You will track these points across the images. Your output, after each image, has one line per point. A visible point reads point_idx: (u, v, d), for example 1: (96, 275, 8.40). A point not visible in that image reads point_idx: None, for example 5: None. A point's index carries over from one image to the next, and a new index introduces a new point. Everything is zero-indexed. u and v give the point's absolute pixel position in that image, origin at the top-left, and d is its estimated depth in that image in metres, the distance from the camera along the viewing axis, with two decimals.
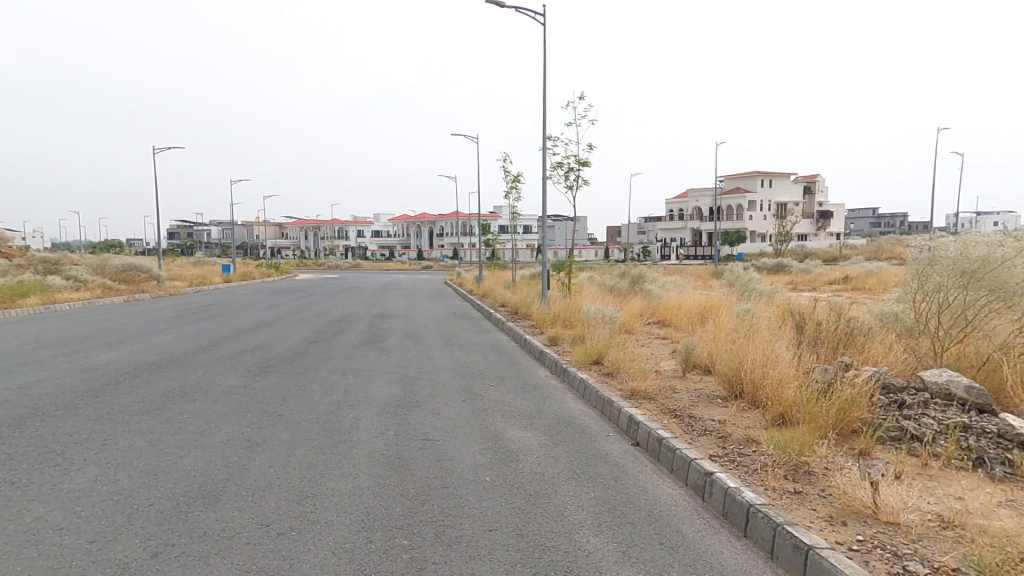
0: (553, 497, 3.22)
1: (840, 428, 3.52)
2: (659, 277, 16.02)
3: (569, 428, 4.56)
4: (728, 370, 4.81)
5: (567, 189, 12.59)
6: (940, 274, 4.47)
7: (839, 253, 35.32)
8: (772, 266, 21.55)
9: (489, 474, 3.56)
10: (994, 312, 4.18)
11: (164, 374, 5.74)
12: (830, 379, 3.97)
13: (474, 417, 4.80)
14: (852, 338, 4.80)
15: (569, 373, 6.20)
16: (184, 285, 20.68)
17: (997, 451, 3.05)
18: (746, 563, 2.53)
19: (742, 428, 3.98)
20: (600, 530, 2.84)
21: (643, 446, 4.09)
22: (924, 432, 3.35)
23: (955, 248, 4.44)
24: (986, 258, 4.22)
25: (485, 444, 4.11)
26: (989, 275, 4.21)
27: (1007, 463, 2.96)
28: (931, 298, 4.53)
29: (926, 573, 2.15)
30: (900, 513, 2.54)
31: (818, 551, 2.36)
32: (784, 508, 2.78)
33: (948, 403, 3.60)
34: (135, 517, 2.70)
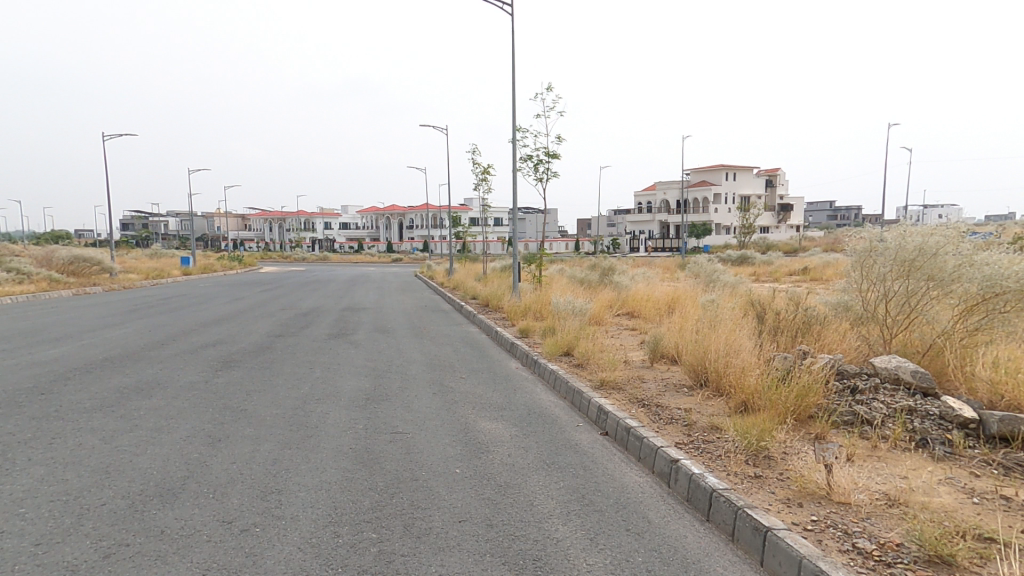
0: (523, 488, 3.26)
1: (797, 413, 3.65)
2: (628, 269, 16.27)
3: (539, 419, 4.60)
4: (693, 359, 4.94)
5: (537, 181, 12.64)
6: (884, 265, 4.69)
7: (800, 244, 36.45)
8: (738, 258, 22.10)
9: (459, 465, 3.57)
10: (934, 299, 4.40)
11: (118, 370, 5.54)
12: (788, 366, 4.12)
13: (445, 409, 4.80)
14: (808, 327, 4.98)
15: (540, 364, 6.25)
16: (139, 278, 19.90)
17: (939, 431, 3.22)
18: (708, 545, 2.62)
19: (707, 415, 4.09)
20: (569, 519, 2.88)
21: (612, 436, 4.16)
22: (874, 416, 3.51)
23: (896, 239, 4.67)
24: (924, 248, 4.46)
25: (455, 436, 4.12)
26: (927, 263, 4.44)
27: (947, 443, 3.12)
28: (876, 288, 4.74)
29: (873, 549, 2.26)
30: (851, 493, 2.67)
31: (775, 532, 2.45)
32: (745, 492, 2.87)
33: (896, 387, 3.77)
34: (86, 517, 2.62)
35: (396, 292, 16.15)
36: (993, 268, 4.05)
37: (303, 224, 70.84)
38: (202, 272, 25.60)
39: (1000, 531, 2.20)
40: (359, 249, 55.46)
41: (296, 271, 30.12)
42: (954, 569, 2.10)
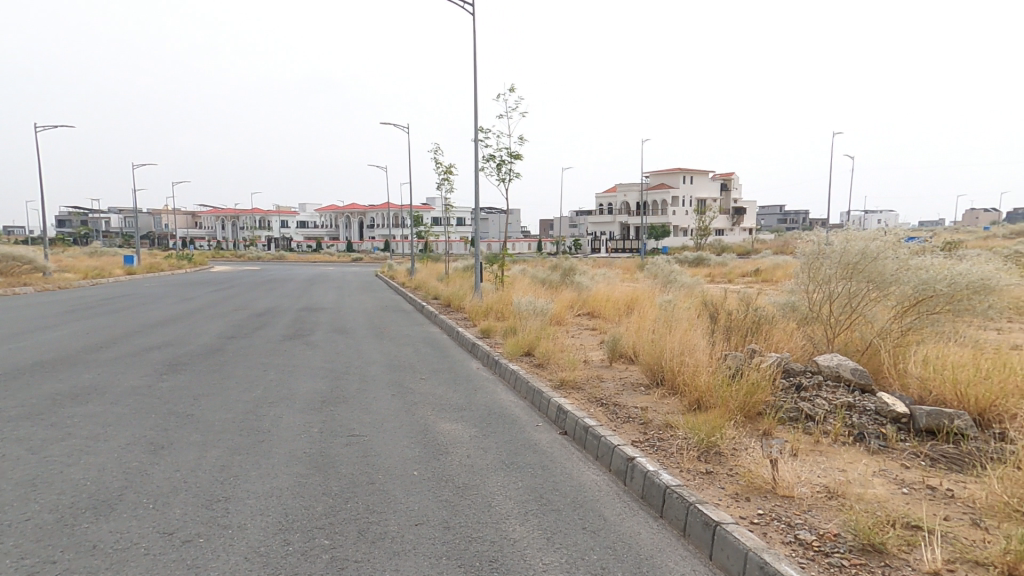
0: (481, 488, 3.26)
1: (747, 411, 3.78)
2: (590, 269, 16.53)
3: (498, 419, 4.61)
4: (650, 358, 5.04)
5: (500, 181, 12.59)
6: (828, 267, 4.90)
7: (753, 245, 37.94)
8: (695, 260, 22.79)
9: (418, 467, 3.54)
10: (873, 300, 4.64)
11: (52, 375, 5.22)
12: (739, 365, 4.26)
13: (403, 410, 4.74)
14: (758, 326, 5.16)
15: (500, 364, 6.26)
16: (78, 277, 18.83)
17: (874, 426, 3.40)
18: (660, 541, 2.68)
19: (662, 413, 4.19)
20: (526, 519, 2.90)
21: (570, 435, 4.21)
22: (817, 411, 3.67)
23: (839, 242, 4.90)
24: (865, 252, 4.69)
25: (414, 438, 4.08)
26: (867, 266, 4.67)
27: (881, 437, 3.30)
28: (821, 289, 4.95)
29: (813, 540, 2.36)
30: (794, 487, 2.78)
31: (724, 526, 2.52)
32: (697, 488, 2.95)
33: (837, 384, 3.95)
34: (12, 534, 2.46)
35: (356, 291, 15.90)
36: (928, 273, 4.30)
37: (260, 221, 68.68)
38: (147, 271, 24.57)
39: (925, 518, 2.34)
40: (319, 247, 54.16)
41: (248, 270, 29.71)
42: (884, 557, 2.22)
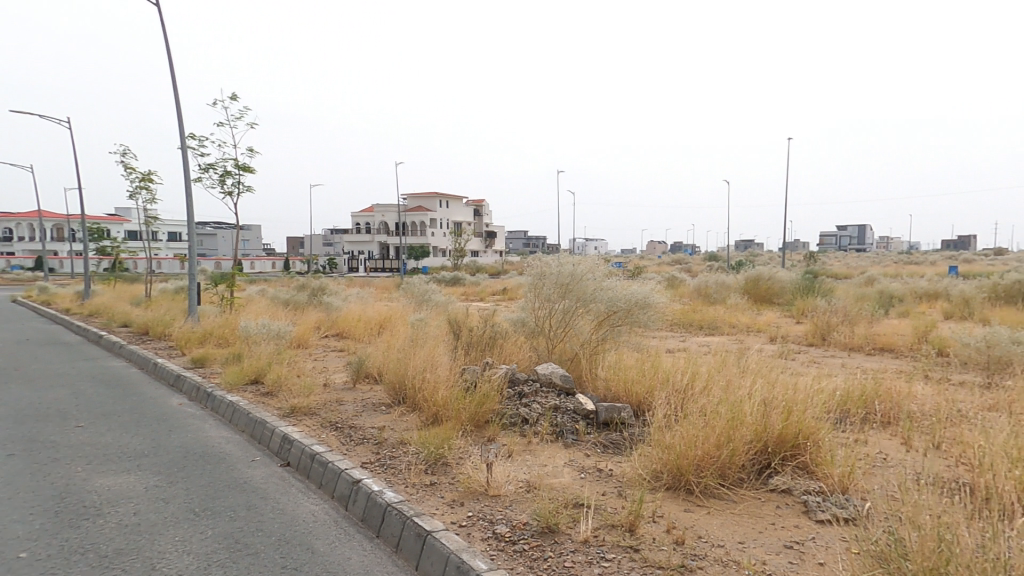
0: (153, 548, 2.68)
1: (476, 420, 3.97)
2: (338, 288, 15.85)
3: (207, 461, 3.94)
4: (394, 377, 4.96)
5: (226, 195, 11.05)
6: (547, 288, 5.55)
7: (502, 266, 41.81)
8: (449, 280, 23.83)
9: (66, 539, 2.76)
10: (580, 315, 5.40)
11: None
12: (473, 379, 4.46)
13: (27, 473, 3.66)
14: (493, 341, 5.53)
15: (217, 397, 5.41)
16: None
17: (571, 423, 3.89)
18: (369, 562, 2.56)
19: (399, 431, 4.11)
20: (212, 572, 2.47)
21: (292, 466, 3.81)
22: (532, 415, 4.04)
23: (556, 266, 5.62)
24: (574, 275, 5.49)
25: (56, 504, 3.17)
26: (576, 287, 5.45)
27: (575, 431, 3.79)
28: (543, 307, 5.56)
29: (507, 532, 2.52)
30: (502, 486, 2.96)
31: (434, 534, 2.53)
32: (417, 501, 2.92)
33: (550, 389, 4.44)
34: None
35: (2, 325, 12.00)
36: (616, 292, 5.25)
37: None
38: None
39: (587, 497, 2.71)
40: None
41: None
42: (556, 534, 2.49)
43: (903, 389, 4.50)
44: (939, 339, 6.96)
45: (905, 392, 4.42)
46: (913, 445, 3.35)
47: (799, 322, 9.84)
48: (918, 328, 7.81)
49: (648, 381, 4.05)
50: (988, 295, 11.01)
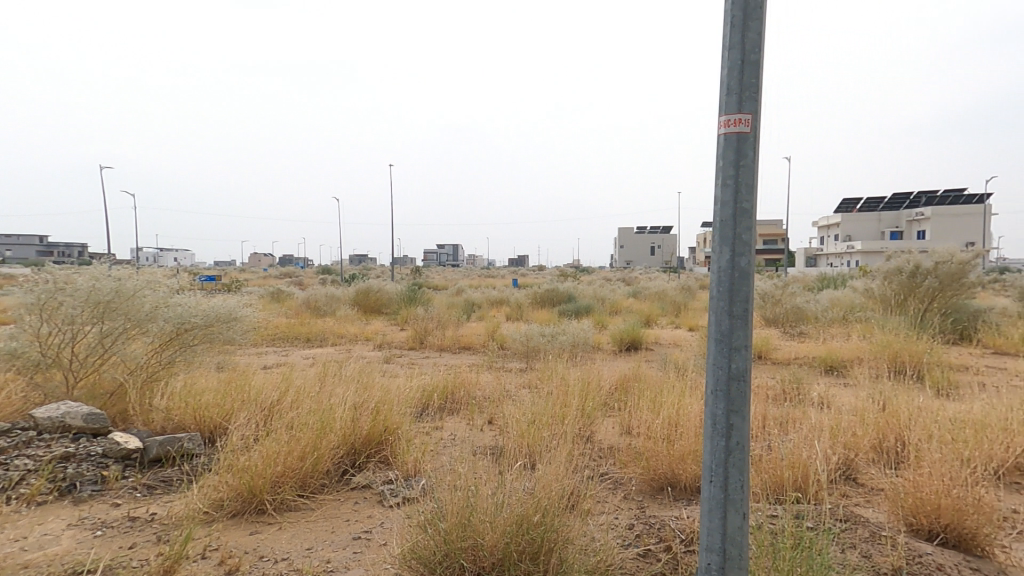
0: None
1: None
2: None
3: None
4: None
5: None
6: (70, 304, 4.12)
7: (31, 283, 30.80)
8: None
9: None
10: (129, 337, 4.34)
11: None
12: None
13: None
14: None
15: None
16: None
17: (93, 471, 3.17)
18: None
19: None
20: None
21: None
22: (10, 475, 2.99)
23: (87, 276, 4.23)
24: (119, 289, 4.30)
25: None
26: (123, 304, 4.30)
27: (97, 480, 3.10)
28: (61, 332, 4.10)
29: None
30: None
31: None
32: None
33: (62, 435, 3.47)
34: None
35: None
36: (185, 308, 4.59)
37: None
38: None
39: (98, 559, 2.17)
40: None
41: None
42: None
43: (473, 378, 5.63)
44: (500, 336, 9.05)
45: (474, 382, 5.51)
46: (476, 422, 4.24)
47: (403, 328, 11.09)
48: (491, 326, 9.92)
49: (229, 402, 3.82)
50: (532, 301, 14.85)
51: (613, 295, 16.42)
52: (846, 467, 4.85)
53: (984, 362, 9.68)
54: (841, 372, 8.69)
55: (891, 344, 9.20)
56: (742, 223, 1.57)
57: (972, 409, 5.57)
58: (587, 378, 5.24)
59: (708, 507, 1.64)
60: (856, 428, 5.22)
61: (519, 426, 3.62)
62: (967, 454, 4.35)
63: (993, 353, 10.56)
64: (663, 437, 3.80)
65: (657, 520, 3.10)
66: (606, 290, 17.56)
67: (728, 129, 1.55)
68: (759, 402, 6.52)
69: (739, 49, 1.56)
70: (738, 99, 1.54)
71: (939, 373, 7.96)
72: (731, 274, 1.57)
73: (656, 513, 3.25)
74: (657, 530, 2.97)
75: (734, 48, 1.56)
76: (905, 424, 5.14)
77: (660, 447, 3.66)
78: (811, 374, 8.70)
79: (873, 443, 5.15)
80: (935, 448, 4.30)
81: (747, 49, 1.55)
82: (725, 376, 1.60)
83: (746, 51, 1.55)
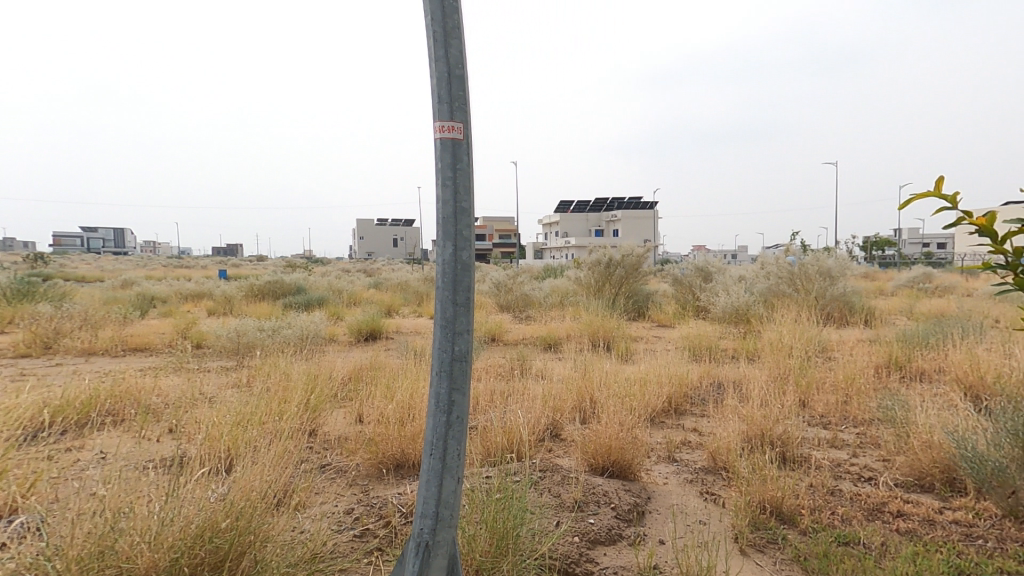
0: None
1: None
2: None
3: None
4: None
5: None
6: None
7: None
8: None
9: None
10: None
11: None
12: None
13: None
14: None
15: None
16: None
17: None
18: None
19: None
20: None
21: None
22: None
23: None
24: None
25: None
26: None
27: None
28: None
29: None
30: None
31: None
32: None
33: None
34: None
35: None
36: None
37: None
38: None
39: None
40: None
41: None
42: None
43: (147, 385, 4.94)
44: (196, 335, 8.40)
45: (148, 389, 4.88)
46: (155, 432, 3.72)
47: (11, 332, 9.52)
48: (174, 326, 9.31)
49: None
50: (242, 293, 13.77)
51: (353, 286, 16.27)
52: (552, 427, 5.88)
53: (652, 333, 12.69)
54: (557, 347, 10.34)
55: (592, 323, 11.34)
56: (461, 220, 1.65)
57: (640, 372, 7.30)
58: (317, 372, 5.13)
59: (427, 476, 1.66)
60: (562, 396, 6.37)
61: (217, 427, 3.38)
62: (630, 408, 5.75)
63: (658, 326, 13.90)
64: (394, 425, 3.99)
65: (381, 499, 3.27)
66: (345, 282, 17.28)
67: (443, 133, 1.60)
68: (491, 379, 7.32)
69: (445, 63, 1.64)
70: (451, 105, 1.62)
71: (623, 343, 10.14)
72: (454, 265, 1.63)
73: (380, 492, 3.44)
74: (377, 509, 3.12)
75: (440, 61, 1.62)
76: (595, 388, 6.45)
77: (392, 430, 3.90)
78: (532, 351, 10.12)
79: (574, 406, 6.31)
80: (611, 404, 5.63)
81: (451, 64, 1.63)
82: (449, 359, 1.64)
83: (452, 63, 1.62)
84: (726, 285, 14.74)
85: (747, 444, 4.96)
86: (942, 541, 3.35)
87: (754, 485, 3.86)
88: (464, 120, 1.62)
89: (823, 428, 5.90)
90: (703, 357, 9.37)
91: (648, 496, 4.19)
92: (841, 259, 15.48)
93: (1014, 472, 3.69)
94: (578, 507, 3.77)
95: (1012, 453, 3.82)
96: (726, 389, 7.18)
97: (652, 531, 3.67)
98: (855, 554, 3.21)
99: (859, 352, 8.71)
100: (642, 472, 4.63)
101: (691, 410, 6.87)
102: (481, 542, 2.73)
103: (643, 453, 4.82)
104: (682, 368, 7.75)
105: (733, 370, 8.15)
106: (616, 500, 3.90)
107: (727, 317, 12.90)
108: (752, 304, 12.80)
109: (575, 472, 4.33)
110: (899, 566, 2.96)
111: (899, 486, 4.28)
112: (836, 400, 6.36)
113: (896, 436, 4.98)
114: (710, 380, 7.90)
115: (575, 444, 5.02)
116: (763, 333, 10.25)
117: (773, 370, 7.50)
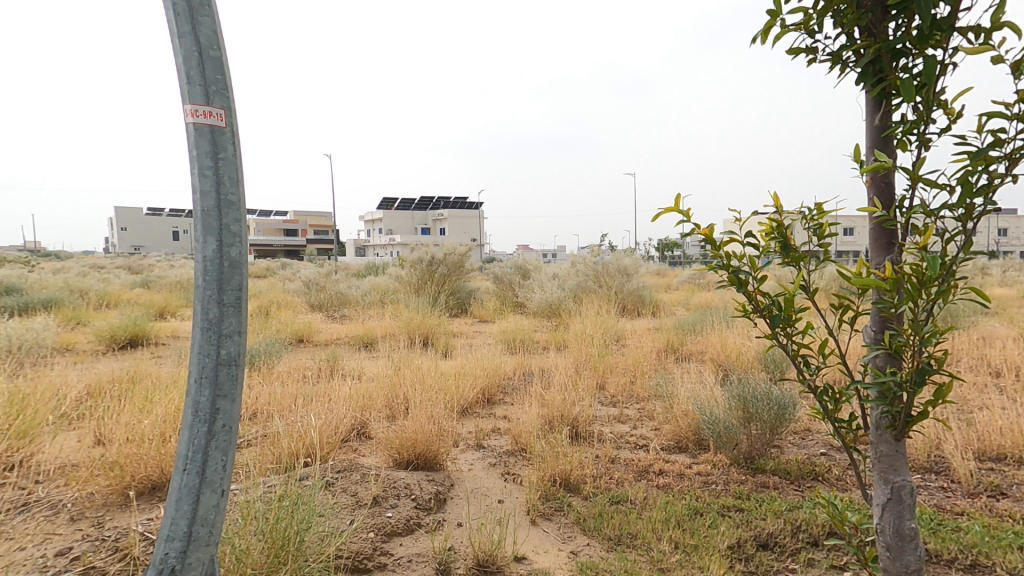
0: None
1: None
2: None
3: None
4: None
5: None
6: None
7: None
8: None
9: None
10: None
11: None
12: None
13: None
14: None
15: None
16: None
17: None
18: None
19: None
20: None
21: None
22: None
23: None
24: None
25: None
26: None
27: None
28: None
29: None
30: None
31: None
32: None
33: None
34: None
35: None
36: None
37: None
38: None
39: None
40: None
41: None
42: None
43: None
44: None
45: None
46: None
47: None
48: None
49: None
50: None
51: (100, 287, 13.89)
52: (360, 426, 5.76)
53: (473, 328, 13.12)
54: (375, 346, 9.88)
55: (412, 320, 11.17)
56: (227, 214, 1.45)
57: (457, 368, 7.56)
58: (29, 390, 4.29)
59: (177, 496, 1.43)
60: (372, 394, 6.26)
61: None
62: (440, 403, 5.94)
63: (479, 321, 14.41)
64: (143, 444, 3.61)
65: (119, 529, 2.96)
66: (90, 282, 14.52)
67: (197, 120, 1.38)
68: (295, 382, 6.85)
69: (193, 42, 1.41)
70: (203, 90, 1.41)
71: (444, 339, 10.31)
72: (219, 263, 1.44)
73: (118, 523, 3.09)
74: (109, 542, 2.78)
75: (187, 38, 1.40)
76: (406, 385, 6.46)
77: (147, 448, 3.56)
78: (346, 350, 9.71)
79: (385, 403, 6.25)
80: (421, 400, 5.79)
81: (203, 42, 1.44)
82: (214, 363, 1.45)
83: (202, 45, 1.42)
84: (541, 282, 15.97)
85: (544, 425, 5.59)
86: (688, 489, 4.30)
87: (548, 462, 4.41)
88: (227, 108, 1.44)
89: (613, 406, 6.82)
90: (517, 349, 10.02)
91: (451, 483, 4.45)
92: (633, 262, 18.12)
93: (736, 429, 4.96)
94: (376, 503, 3.81)
95: (736, 416, 5.06)
96: (533, 377, 7.79)
97: (451, 515, 3.92)
98: (624, 510, 3.89)
99: (644, 340, 10.20)
100: (448, 461, 4.87)
101: (503, 399, 7.36)
102: (252, 554, 2.51)
103: (449, 443, 5.06)
104: (497, 361, 8.25)
105: (543, 360, 8.90)
106: (417, 492, 4.03)
107: (542, 312, 14.02)
108: (562, 300, 14.11)
109: (374, 469, 4.36)
110: (655, 516, 3.74)
111: (664, 450, 5.32)
112: (625, 383, 7.41)
113: (664, 409, 6.07)
114: (522, 370, 8.49)
115: (378, 442, 5.03)
116: (573, 324, 11.45)
117: (576, 359, 8.39)
